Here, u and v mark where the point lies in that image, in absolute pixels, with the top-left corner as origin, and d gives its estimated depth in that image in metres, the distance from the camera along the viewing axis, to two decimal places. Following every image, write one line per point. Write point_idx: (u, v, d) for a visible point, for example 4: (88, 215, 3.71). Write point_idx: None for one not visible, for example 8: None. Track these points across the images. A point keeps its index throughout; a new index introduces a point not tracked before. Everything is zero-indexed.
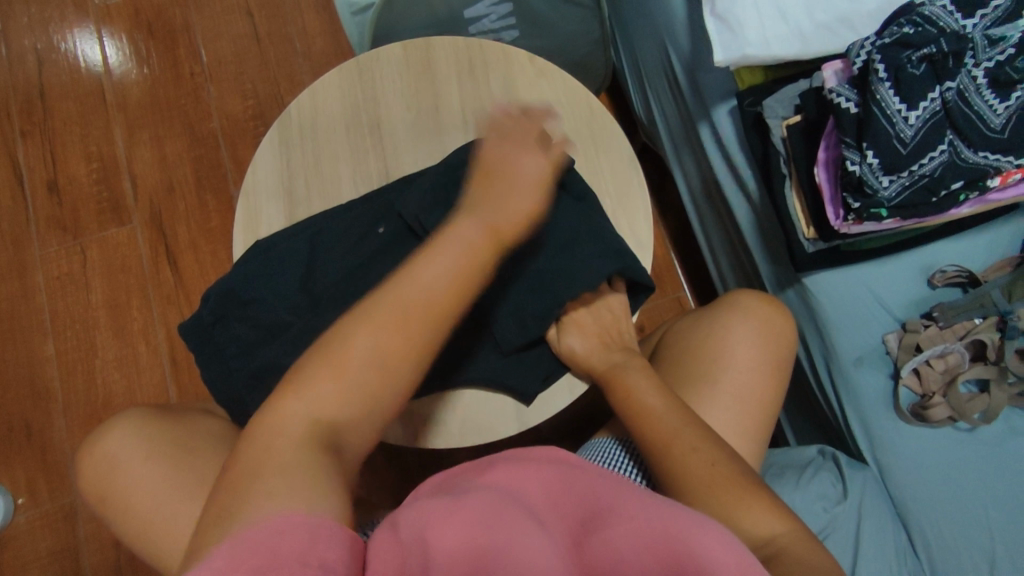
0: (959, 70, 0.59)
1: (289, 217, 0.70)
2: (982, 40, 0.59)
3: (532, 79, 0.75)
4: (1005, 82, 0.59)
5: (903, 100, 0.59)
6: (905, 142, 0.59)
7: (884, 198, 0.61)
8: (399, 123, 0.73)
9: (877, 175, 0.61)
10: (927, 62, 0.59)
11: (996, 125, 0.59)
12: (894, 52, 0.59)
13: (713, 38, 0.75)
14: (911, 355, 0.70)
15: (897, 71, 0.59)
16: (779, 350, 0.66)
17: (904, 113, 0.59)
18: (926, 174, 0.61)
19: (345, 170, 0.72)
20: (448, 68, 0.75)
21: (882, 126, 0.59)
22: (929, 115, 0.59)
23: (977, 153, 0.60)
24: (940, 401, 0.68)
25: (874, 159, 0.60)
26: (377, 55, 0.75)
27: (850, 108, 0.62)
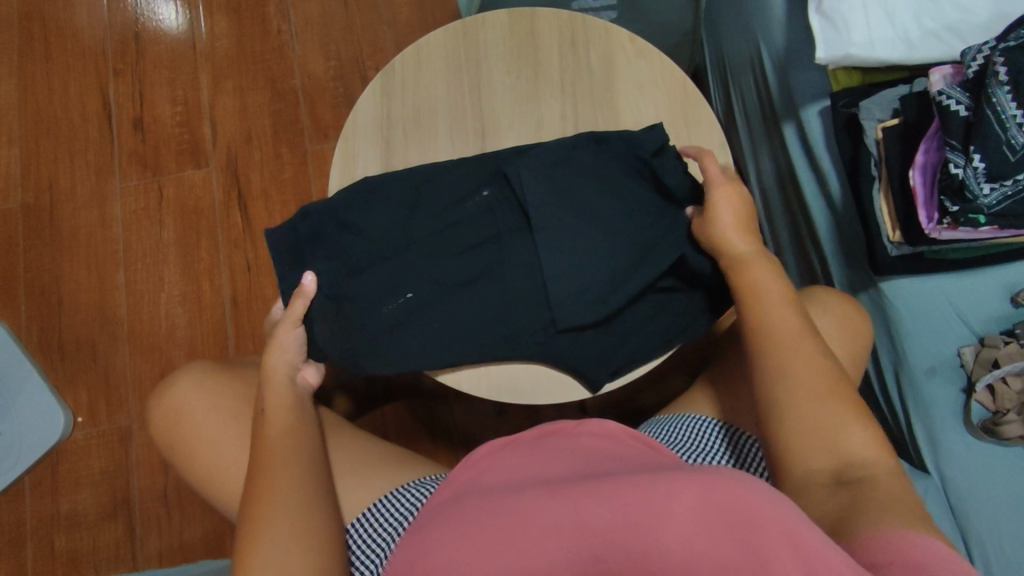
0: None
1: (383, 165, 0.72)
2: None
3: (632, 57, 0.76)
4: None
5: (1020, 105, 0.58)
6: (1015, 148, 0.59)
7: (984, 204, 0.61)
8: (497, 86, 0.75)
9: (980, 181, 0.61)
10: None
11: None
12: (1018, 58, 0.59)
13: (816, 35, 0.76)
14: (987, 369, 0.69)
15: (1018, 78, 0.59)
16: (856, 348, 0.64)
17: (1019, 119, 0.59)
18: None
19: (442, 126, 0.73)
20: (551, 39, 0.76)
21: (992, 130, 0.59)
22: None
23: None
24: (1015, 419, 0.67)
25: (980, 163, 0.60)
26: (481, 19, 0.77)
27: (960, 111, 0.62)
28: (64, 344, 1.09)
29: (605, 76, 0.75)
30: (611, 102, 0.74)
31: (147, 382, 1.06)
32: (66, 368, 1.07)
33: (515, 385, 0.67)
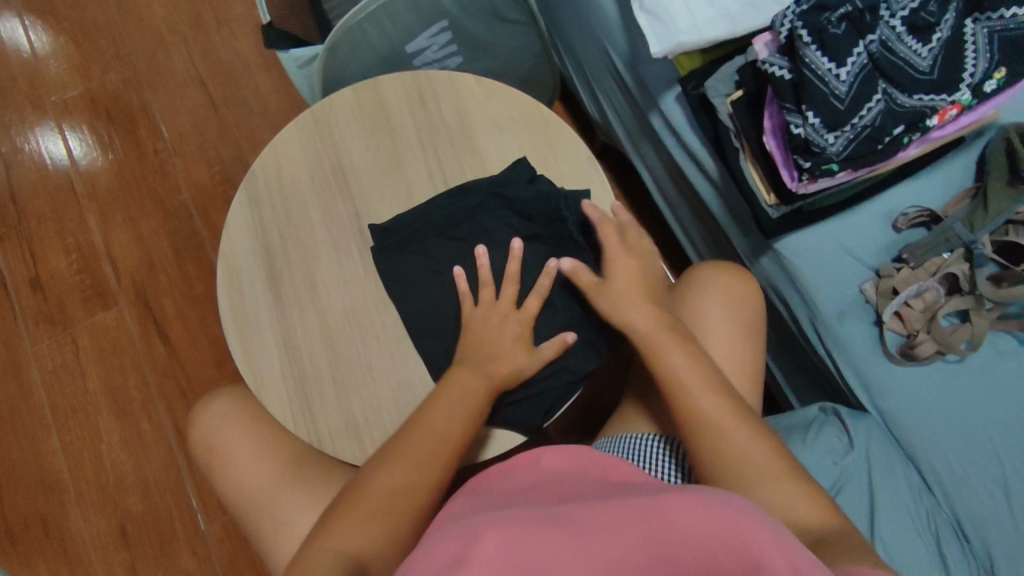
0: (880, 22, 0.63)
1: (268, 271, 0.72)
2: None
3: (482, 99, 0.77)
4: (923, 25, 0.63)
5: (831, 58, 0.62)
6: (840, 98, 0.62)
7: (833, 152, 0.63)
8: (360, 163, 0.76)
9: (822, 134, 0.63)
10: (845, 21, 0.62)
11: (924, 66, 0.63)
12: (814, 18, 0.62)
13: (645, 30, 0.77)
14: (889, 298, 0.72)
15: (818, 35, 0.62)
16: (746, 312, 0.68)
17: (834, 71, 0.62)
18: (867, 125, 0.63)
19: (316, 216, 0.74)
20: (400, 105, 0.78)
21: (816, 87, 0.62)
22: (859, 68, 0.62)
23: (910, 96, 0.63)
24: (926, 338, 0.70)
25: (815, 119, 0.63)
26: (330, 103, 0.78)
27: (784, 75, 0.64)
28: (13, 526, 1.04)
29: (460, 124, 0.77)
30: (472, 148, 0.76)
31: (109, 538, 1.03)
32: (20, 550, 1.03)
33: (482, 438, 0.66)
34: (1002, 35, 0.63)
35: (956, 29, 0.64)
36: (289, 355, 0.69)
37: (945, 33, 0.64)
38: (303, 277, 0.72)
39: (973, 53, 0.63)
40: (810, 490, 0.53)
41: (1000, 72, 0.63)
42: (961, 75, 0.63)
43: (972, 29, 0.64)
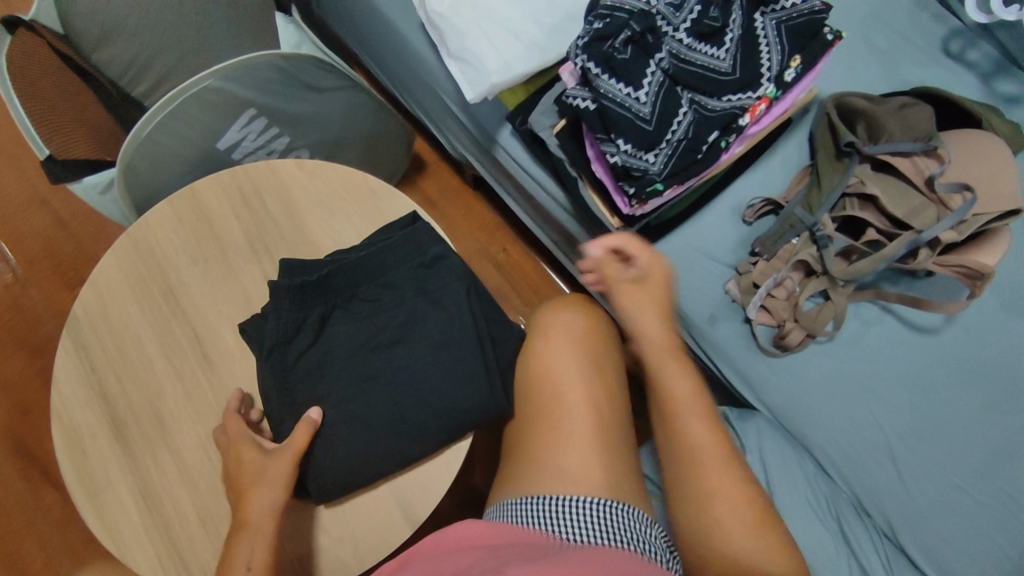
0: (666, 38, 0.62)
1: (113, 420, 0.67)
2: (668, 10, 0.62)
3: (306, 183, 0.74)
4: (710, 32, 0.62)
5: (626, 82, 0.60)
6: (647, 119, 0.61)
7: (656, 172, 0.62)
8: (190, 281, 0.71)
9: (639, 157, 0.62)
10: (631, 44, 0.61)
11: (725, 68, 0.62)
12: (598, 48, 0.60)
13: (458, 78, 0.74)
14: (752, 294, 0.71)
15: (607, 63, 0.60)
16: (595, 341, 0.68)
17: (633, 95, 0.60)
18: (682, 138, 0.62)
19: (153, 348, 0.69)
20: (222, 208, 0.73)
21: (619, 114, 0.60)
22: (657, 87, 0.61)
23: (720, 99, 0.63)
24: (793, 326, 0.70)
25: (627, 145, 0.61)
26: (144, 224, 0.72)
27: (588, 107, 0.62)
28: None
29: (290, 216, 0.73)
30: (306, 238, 0.73)
31: None
32: None
33: (381, 538, 0.65)
34: (787, 25, 0.63)
35: (744, 27, 0.63)
36: (150, 506, 0.65)
37: (735, 32, 0.63)
38: (152, 417, 0.67)
39: (767, 48, 0.63)
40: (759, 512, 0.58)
41: (796, 60, 0.64)
42: (760, 68, 0.63)
43: (761, 21, 0.64)
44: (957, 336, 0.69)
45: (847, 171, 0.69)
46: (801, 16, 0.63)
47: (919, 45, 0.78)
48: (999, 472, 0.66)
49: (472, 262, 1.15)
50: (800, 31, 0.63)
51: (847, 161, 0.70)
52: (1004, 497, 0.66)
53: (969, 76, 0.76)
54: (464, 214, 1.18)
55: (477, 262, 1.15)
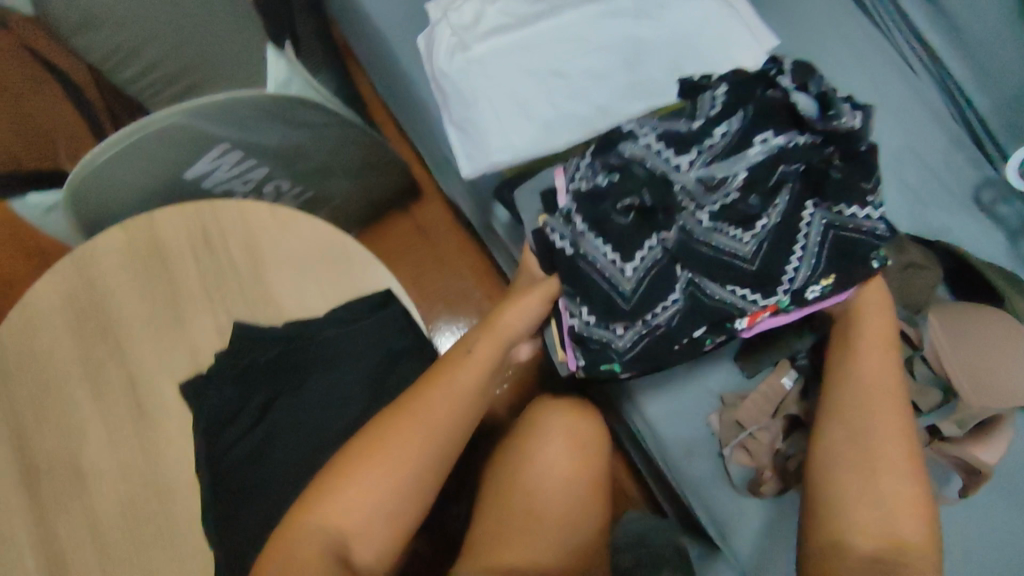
0: (681, 215, 0.54)
1: (25, 467, 0.62)
2: (697, 188, 0.53)
3: (275, 233, 0.67)
4: (740, 217, 0.53)
5: (615, 248, 0.53)
6: (625, 296, 0.54)
7: (617, 347, 0.55)
8: (133, 321, 0.65)
9: (603, 329, 0.56)
10: (634, 211, 0.53)
11: (745, 254, 0.54)
12: (592, 206, 0.53)
13: (456, 150, 0.68)
14: (734, 432, 0.66)
15: (597, 222, 0.53)
16: (591, 463, 0.64)
17: (620, 265, 0.54)
18: (661, 325, 0.55)
19: (81, 394, 0.64)
20: (181, 250, 0.67)
21: (596, 282, 0.54)
22: (648, 264, 0.54)
23: (722, 285, 0.54)
24: (771, 477, 0.65)
25: (590, 315, 0.56)
26: (92, 250, 0.66)
27: (563, 249, 0.55)
28: None
29: (251, 267, 0.67)
30: (266, 294, 0.67)
31: None
32: None
33: None
34: (837, 232, 0.54)
35: (786, 214, 0.53)
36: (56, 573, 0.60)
37: (771, 220, 0.53)
38: (68, 470, 0.62)
39: (801, 252, 0.53)
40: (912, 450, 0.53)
41: (829, 279, 0.55)
42: (783, 272, 0.54)
43: (810, 216, 0.53)
44: None
45: None
46: (854, 229, 0.54)
47: (953, 190, 0.76)
48: None
49: (456, 305, 1.09)
50: (849, 246, 0.54)
51: None
52: None
53: (999, 235, 0.75)
54: (456, 253, 1.12)
55: (461, 306, 1.09)
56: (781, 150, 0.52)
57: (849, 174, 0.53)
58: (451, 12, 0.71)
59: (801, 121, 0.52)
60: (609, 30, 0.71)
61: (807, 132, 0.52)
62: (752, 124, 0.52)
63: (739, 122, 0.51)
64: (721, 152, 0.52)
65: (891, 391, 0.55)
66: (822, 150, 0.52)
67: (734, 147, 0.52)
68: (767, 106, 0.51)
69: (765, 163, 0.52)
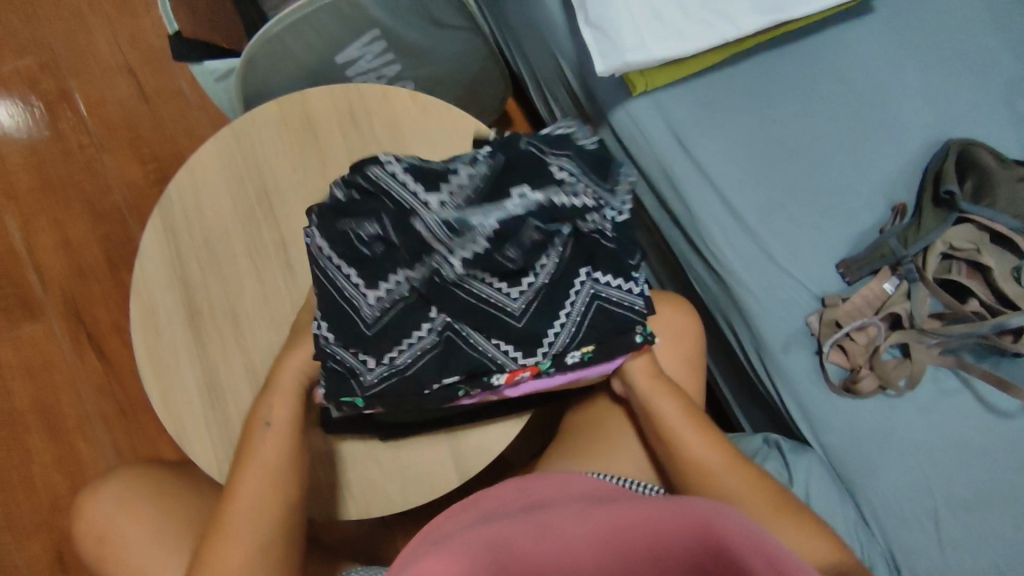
0: (382, 281, 0.53)
1: (187, 308, 0.68)
2: (440, 230, 0.51)
3: (416, 116, 0.73)
4: (501, 270, 0.53)
5: (360, 274, 0.54)
6: (368, 324, 0.54)
7: (362, 381, 0.55)
8: (285, 188, 0.71)
9: (358, 361, 0.55)
10: (381, 242, 0.53)
11: (513, 311, 0.54)
12: (330, 224, 0.55)
13: (591, 48, 0.72)
14: (833, 330, 0.70)
15: (351, 248, 0.54)
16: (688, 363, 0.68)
17: (361, 289, 0.54)
18: (406, 367, 0.55)
19: (239, 246, 0.69)
20: (333, 127, 0.72)
21: (339, 303, 0.55)
22: (394, 298, 0.54)
23: (487, 339, 0.55)
24: (868, 373, 0.69)
25: (329, 335, 0.55)
26: (251, 122, 0.72)
27: (339, 263, 0.54)
28: None
29: (393, 145, 0.72)
30: None
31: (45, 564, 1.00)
32: None
33: (428, 484, 0.65)
34: (600, 303, 0.57)
35: (559, 274, 0.55)
36: (210, 400, 0.66)
37: (539, 278, 0.55)
38: (225, 313, 0.68)
39: (564, 317, 0.56)
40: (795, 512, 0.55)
41: (590, 348, 0.58)
42: (544, 331, 0.56)
43: (581, 282, 0.56)
44: None
45: (959, 235, 0.70)
46: (616, 299, 0.57)
47: None
48: None
49: None
50: (614, 319, 0.57)
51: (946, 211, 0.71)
52: None
53: None
54: None
55: None
56: (535, 207, 0.52)
57: (620, 249, 0.58)
58: None
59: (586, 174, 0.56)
60: None
61: (591, 183, 0.56)
62: (512, 178, 0.53)
63: (490, 167, 0.54)
64: (473, 199, 0.52)
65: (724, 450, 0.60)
66: (609, 218, 0.57)
67: (486, 193, 0.53)
68: (534, 159, 0.55)
69: (516, 215, 0.51)
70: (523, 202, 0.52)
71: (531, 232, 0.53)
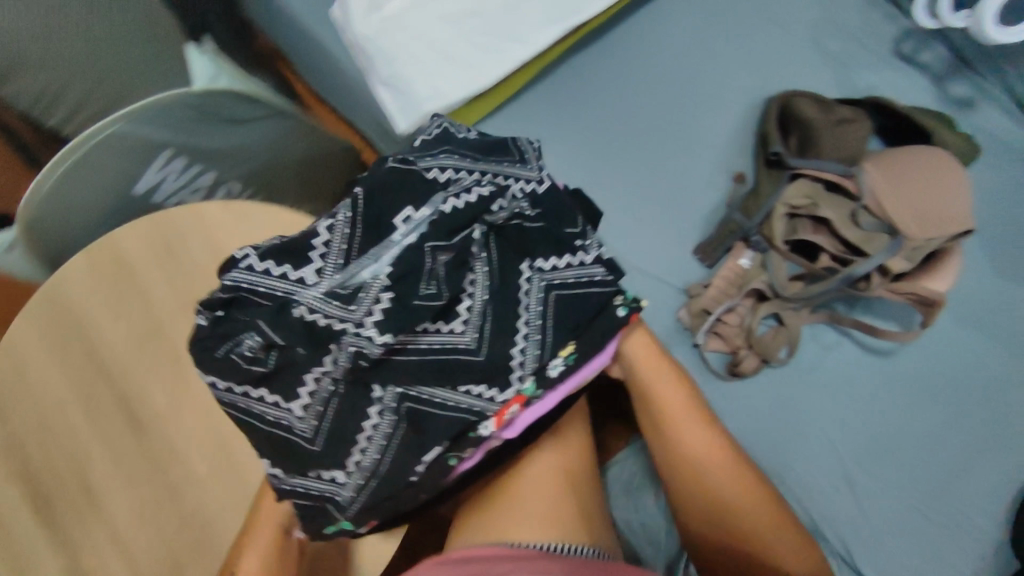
0: (318, 369, 0.46)
1: (28, 494, 0.62)
2: (330, 305, 0.45)
3: (234, 226, 0.70)
4: (433, 313, 0.46)
5: (269, 393, 0.47)
6: (310, 439, 0.47)
7: (341, 502, 0.48)
8: (112, 339, 0.67)
9: (318, 477, 0.48)
10: (272, 350, 0.45)
11: (468, 345, 0.48)
12: (203, 361, 0.46)
13: (387, 107, 0.68)
14: (703, 319, 0.69)
15: (230, 377, 0.46)
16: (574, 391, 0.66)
17: (283, 406, 0.47)
18: (370, 466, 0.48)
19: (76, 414, 0.65)
20: (146, 261, 0.69)
21: (274, 431, 0.47)
22: (323, 399, 0.47)
23: (455, 389, 0.48)
24: (748, 353, 0.68)
25: (272, 468, 0.48)
26: (58, 278, 0.67)
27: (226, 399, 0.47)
28: None
29: (215, 264, 0.69)
30: None
31: None
32: None
33: None
34: (557, 291, 0.51)
35: (499, 280, 0.49)
36: None
37: (476, 298, 0.49)
38: (77, 488, 0.63)
39: (527, 327, 0.50)
40: (776, 511, 0.55)
41: (567, 348, 0.52)
42: (511, 353, 0.49)
43: (528, 278, 0.50)
44: (913, 359, 0.69)
45: (795, 193, 0.69)
46: (573, 280, 0.52)
47: (871, 47, 0.78)
48: (955, 491, 0.66)
49: None
50: (571, 307, 0.51)
51: (779, 171, 0.70)
52: (964, 519, 0.65)
53: (923, 81, 0.77)
54: None
55: None
56: (429, 224, 0.46)
57: (552, 222, 0.52)
58: None
59: (470, 163, 0.50)
60: None
61: (481, 169, 0.50)
62: (379, 206, 0.47)
63: (356, 207, 0.47)
64: (348, 254, 0.45)
65: (720, 448, 0.56)
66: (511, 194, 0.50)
67: (351, 251, 0.46)
68: (401, 174, 0.47)
69: (408, 252, 0.46)
70: (412, 228, 0.47)
71: (435, 256, 0.47)
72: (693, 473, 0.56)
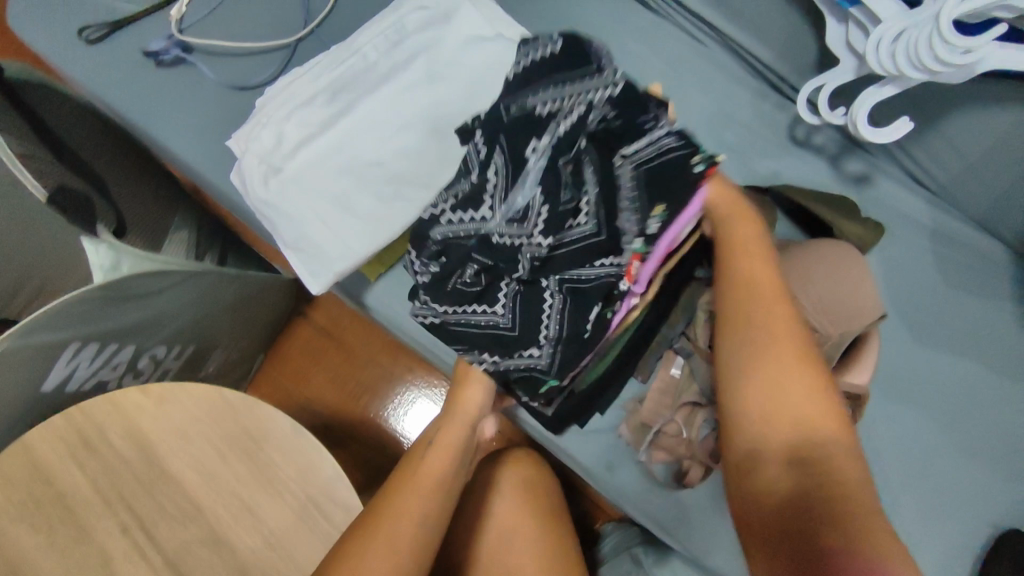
0: (530, 248, 0.60)
1: None
2: (511, 224, 0.60)
3: (156, 412, 0.67)
4: (558, 222, 0.59)
5: (483, 300, 0.64)
6: (511, 327, 0.63)
7: (545, 369, 0.63)
8: (35, 552, 0.63)
9: (529, 356, 0.63)
10: (481, 273, 0.63)
11: (592, 233, 0.59)
12: (441, 286, 0.64)
13: (298, 269, 0.68)
14: (644, 435, 0.70)
15: (459, 299, 0.64)
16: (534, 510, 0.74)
17: (495, 305, 0.63)
18: (549, 346, 0.62)
19: None
20: (62, 462, 0.65)
21: (483, 329, 0.64)
22: (512, 297, 0.63)
23: (591, 266, 0.60)
24: (692, 464, 0.68)
25: (489, 359, 0.65)
26: None
27: (453, 300, 0.64)
28: None
29: (140, 454, 0.67)
30: (165, 474, 0.67)
31: None
32: None
33: None
34: (647, 168, 0.59)
35: (602, 174, 0.58)
36: None
37: (591, 195, 0.59)
38: None
39: (625, 207, 0.59)
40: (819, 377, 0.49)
41: (660, 208, 0.59)
42: (621, 228, 0.59)
43: (621, 167, 0.59)
44: None
45: None
46: (655, 155, 0.59)
47: (767, 136, 0.81)
48: None
49: (380, 389, 1.07)
50: (668, 177, 0.58)
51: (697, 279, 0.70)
52: None
53: (821, 164, 0.79)
54: (365, 338, 1.10)
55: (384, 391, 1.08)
56: (552, 149, 0.59)
57: (629, 114, 0.59)
58: (250, 142, 0.71)
59: (560, 86, 0.60)
60: (410, 104, 0.72)
61: (563, 85, 0.60)
62: (517, 142, 0.59)
63: (500, 156, 0.60)
64: (518, 171, 0.60)
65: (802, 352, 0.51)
66: (593, 102, 0.59)
67: (513, 171, 0.60)
68: (496, 122, 0.61)
69: (546, 174, 0.59)
70: (540, 154, 0.59)
71: (565, 165, 0.59)
72: (767, 383, 0.50)
